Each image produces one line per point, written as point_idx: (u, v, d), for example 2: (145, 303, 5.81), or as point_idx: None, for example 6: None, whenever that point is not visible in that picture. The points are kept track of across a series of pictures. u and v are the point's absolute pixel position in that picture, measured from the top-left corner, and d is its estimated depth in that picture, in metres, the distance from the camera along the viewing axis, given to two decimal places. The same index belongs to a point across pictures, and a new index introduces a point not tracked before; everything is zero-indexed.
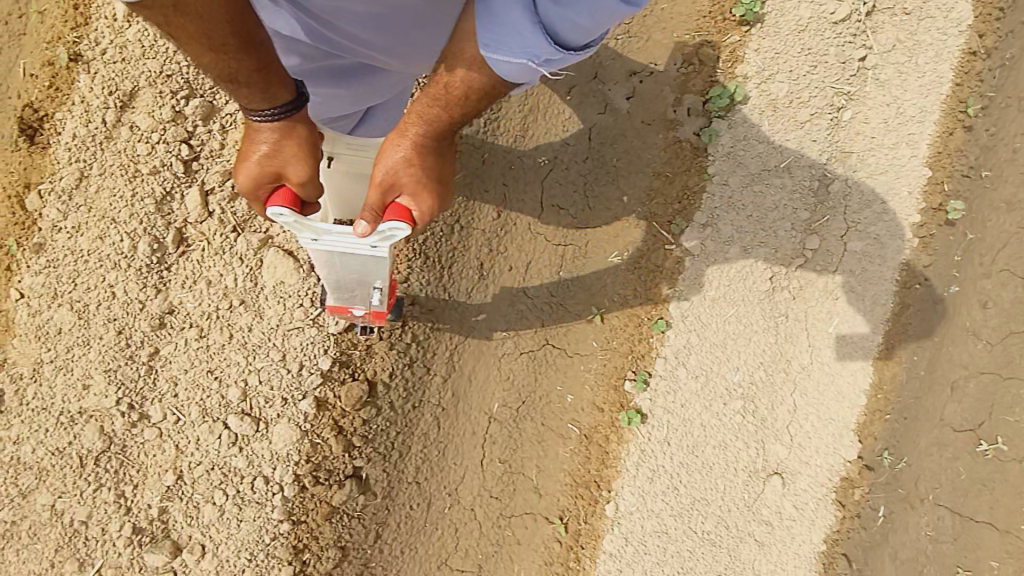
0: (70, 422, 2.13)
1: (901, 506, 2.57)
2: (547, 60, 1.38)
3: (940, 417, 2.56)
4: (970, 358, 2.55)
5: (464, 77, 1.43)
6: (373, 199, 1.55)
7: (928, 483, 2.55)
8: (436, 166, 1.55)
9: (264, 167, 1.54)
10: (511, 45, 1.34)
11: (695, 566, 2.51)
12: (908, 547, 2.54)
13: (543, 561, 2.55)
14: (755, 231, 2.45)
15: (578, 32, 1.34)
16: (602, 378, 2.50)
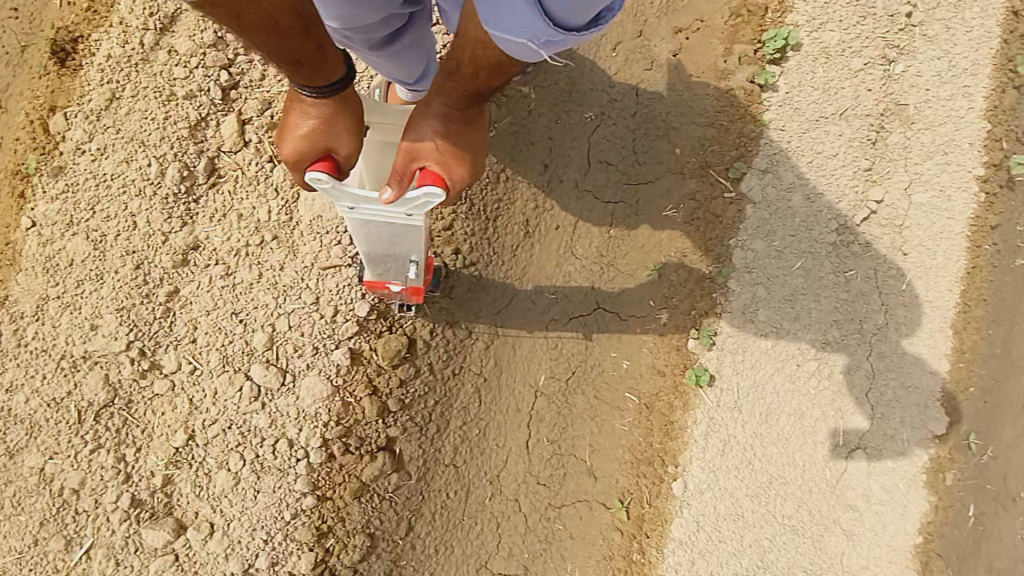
0: (72, 369, 1.89)
1: (992, 509, 2.25)
2: (549, 43, 1.10)
3: (1022, 404, 2.29)
4: None
5: (471, 55, 1.24)
6: (400, 166, 1.37)
7: (1018, 481, 2.24)
8: (469, 133, 1.40)
9: (309, 144, 1.38)
10: (504, 19, 1.07)
11: (777, 557, 2.16)
12: (1003, 556, 2.21)
13: (601, 557, 2.20)
14: (817, 178, 2.35)
15: (580, 11, 1.03)
16: (661, 340, 2.28)
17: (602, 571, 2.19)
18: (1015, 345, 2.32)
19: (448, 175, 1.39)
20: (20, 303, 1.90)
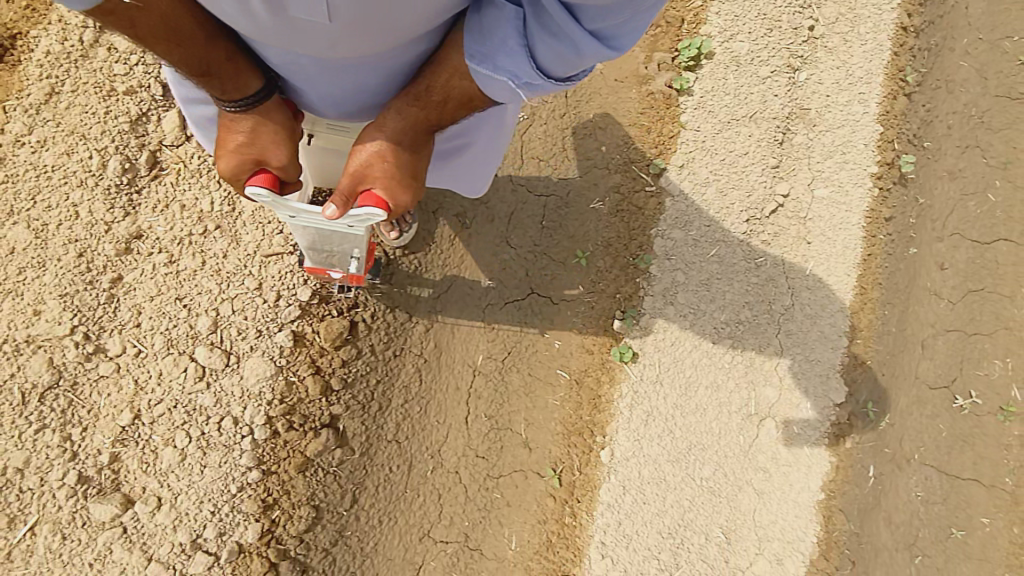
0: (14, 353, 1.93)
1: (890, 468, 2.60)
2: (527, 84, 1.28)
3: (916, 375, 2.65)
4: (936, 317, 2.70)
5: (443, 84, 1.37)
6: (346, 188, 1.50)
7: (912, 442, 2.61)
8: (411, 163, 1.50)
9: (243, 156, 1.48)
10: (495, 59, 1.24)
11: (696, 514, 2.40)
12: (900, 510, 2.57)
13: (536, 521, 2.38)
14: (729, 174, 2.58)
15: (564, 65, 1.24)
16: (589, 320, 2.48)
17: (536, 535, 2.36)
18: (908, 325, 2.69)
19: (392, 198, 1.51)
20: None
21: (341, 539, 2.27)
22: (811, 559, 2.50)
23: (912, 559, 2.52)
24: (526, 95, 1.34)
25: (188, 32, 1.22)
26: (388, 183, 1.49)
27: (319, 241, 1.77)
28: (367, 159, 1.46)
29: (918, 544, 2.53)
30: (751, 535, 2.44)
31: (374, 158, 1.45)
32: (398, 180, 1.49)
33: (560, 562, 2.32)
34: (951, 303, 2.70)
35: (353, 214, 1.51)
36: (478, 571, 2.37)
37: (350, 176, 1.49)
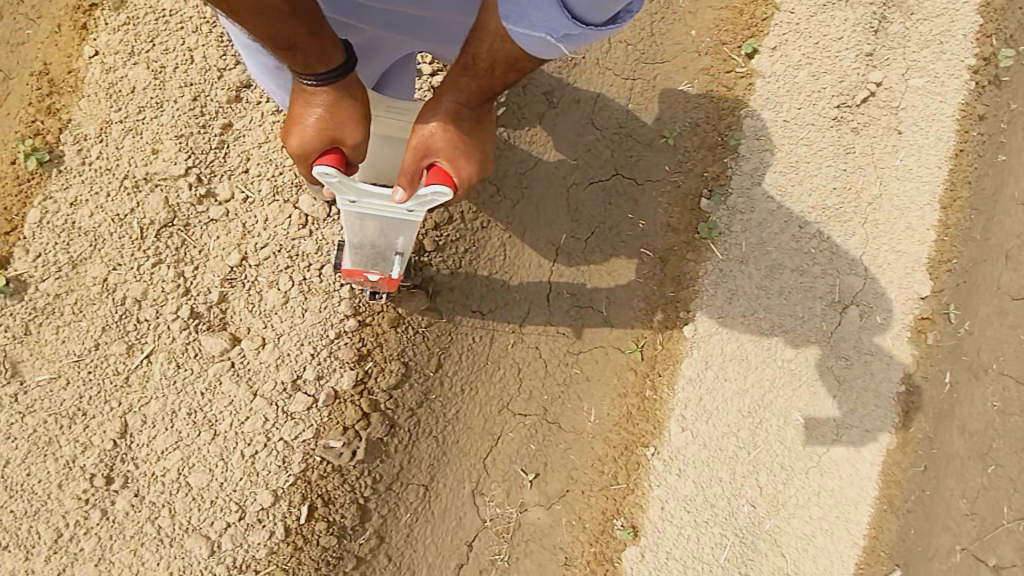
0: (135, 188, 2.04)
1: (966, 377, 2.56)
2: (565, 37, 1.23)
3: (997, 285, 2.59)
4: (1023, 228, 2.61)
5: (487, 49, 1.35)
6: (410, 166, 1.47)
7: (991, 352, 2.56)
8: (472, 135, 1.49)
9: (316, 136, 1.43)
10: (528, 15, 1.21)
11: (777, 395, 2.41)
12: (976, 419, 2.54)
13: (616, 395, 2.41)
14: (823, 59, 2.54)
15: (596, 10, 1.16)
16: (675, 201, 2.48)
17: (617, 408, 2.40)
18: (993, 235, 2.61)
19: (457, 172, 1.48)
20: (83, 126, 2.04)
21: (427, 401, 2.31)
22: (887, 449, 2.50)
23: (986, 467, 2.51)
24: (569, 49, 1.29)
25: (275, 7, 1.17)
26: (451, 156, 1.46)
27: (371, 232, 1.68)
28: (428, 132, 1.46)
29: (992, 454, 2.51)
30: (830, 423, 2.45)
31: (436, 130, 1.45)
32: (460, 151, 1.48)
33: (641, 434, 2.35)
34: None
35: (420, 193, 1.46)
36: (558, 442, 2.42)
37: (413, 155, 1.48)
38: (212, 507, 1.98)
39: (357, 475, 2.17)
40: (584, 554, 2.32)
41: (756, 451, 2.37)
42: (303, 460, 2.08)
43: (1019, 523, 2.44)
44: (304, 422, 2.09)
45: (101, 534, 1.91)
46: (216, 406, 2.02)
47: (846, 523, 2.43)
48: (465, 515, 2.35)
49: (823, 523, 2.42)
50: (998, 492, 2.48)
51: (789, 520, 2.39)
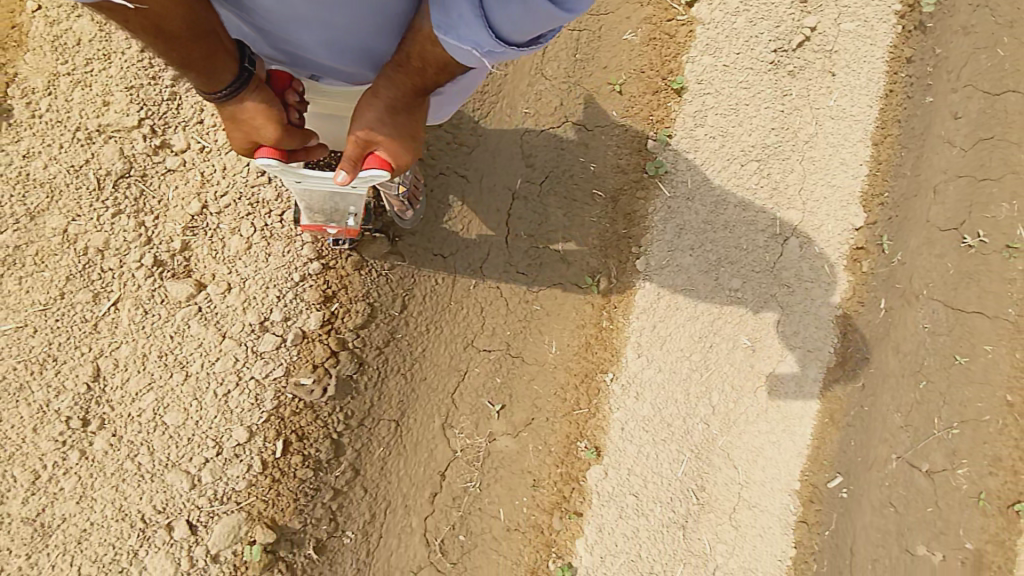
0: (88, 140, 2.07)
1: (899, 303, 2.73)
2: (489, 52, 1.28)
3: (927, 219, 2.75)
4: (948, 165, 2.77)
5: (420, 49, 1.37)
6: (351, 154, 1.54)
7: (921, 280, 2.73)
8: (409, 123, 1.55)
9: (240, 139, 1.56)
10: (458, 28, 1.25)
11: (725, 321, 2.59)
12: (908, 340, 2.72)
13: (575, 326, 2.55)
14: (759, 6, 2.66)
15: (522, 33, 1.21)
16: (624, 143, 2.59)
17: (576, 339, 2.54)
18: (921, 171, 2.77)
19: (397, 159, 1.57)
20: (30, 79, 2.05)
21: (393, 341, 2.43)
22: (827, 367, 2.72)
23: (918, 383, 2.70)
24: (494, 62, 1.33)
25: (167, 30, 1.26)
26: (391, 147, 1.54)
27: (321, 200, 1.86)
28: (369, 123, 1.51)
29: (923, 371, 2.70)
30: (774, 345, 2.64)
31: (376, 121, 1.50)
32: (402, 141, 1.55)
33: (599, 361, 2.51)
34: (963, 151, 2.76)
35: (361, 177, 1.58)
36: (522, 374, 2.56)
37: (353, 142, 1.53)
38: (189, 443, 2.11)
39: (329, 411, 2.31)
40: (551, 475, 2.50)
41: (708, 372, 2.57)
42: (276, 397, 2.21)
43: (948, 431, 2.64)
44: (274, 361, 2.21)
45: (80, 473, 2.03)
46: (186, 349, 2.12)
47: (790, 434, 2.66)
48: (436, 447, 2.53)
49: (770, 436, 2.64)
50: (929, 405, 2.68)
51: (738, 435, 2.61)
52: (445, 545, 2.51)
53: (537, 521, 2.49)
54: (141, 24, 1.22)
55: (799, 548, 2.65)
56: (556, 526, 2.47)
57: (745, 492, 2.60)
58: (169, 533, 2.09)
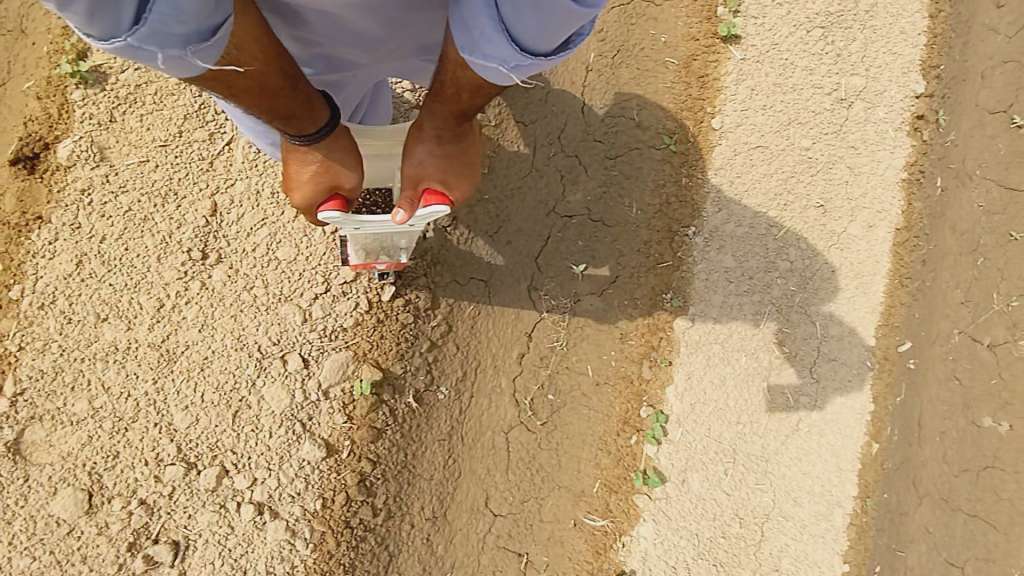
0: None
1: (954, 183, 2.77)
2: (517, 66, 1.27)
3: (975, 103, 2.77)
4: (995, 50, 2.78)
5: (451, 79, 1.41)
6: (407, 192, 1.63)
7: (975, 160, 2.74)
8: (458, 150, 1.61)
9: (317, 185, 1.55)
10: (481, 47, 1.24)
11: (798, 180, 2.74)
12: (964, 219, 2.73)
13: (654, 186, 2.67)
14: None
15: (545, 38, 1.19)
16: (693, 13, 2.73)
17: (655, 200, 2.67)
18: (969, 57, 2.82)
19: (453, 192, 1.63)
20: None
21: (482, 201, 2.61)
22: (895, 228, 2.82)
23: (974, 261, 2.69)
24: (525, 76, 1.32)
25: (275, 86, 1.32)
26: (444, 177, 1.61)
27: (375, 241, 1.93)
28: (418, 160, 1.60)
29: (980, 249, 2.68)
30: (845, 204, 2.78)
31: (422, 157, 1.59)
32: (452, 173, 1.62)
33: (679, 217, 2.64)
34: (1009, 37, 2.75)
35: (418, 214, 1.62)
36: (604, 236, 2.66)
37: (408, 181, 1.64)
38: (300, 278, 2.22)
39: (426, 263, 2.46)
40: (637, 328, 2.59)
41: (785, 227, 2.71)
42: None
43: (1008, 303, 2.60)
44: None
45: (201, 302, 2.12)
46: None
47: (862, 290, 2.78)
48: (523, 309, 2.60)
49: (844, 294, 2.76)
50: (987, 281, 2.65)
51: (816, 293, 2.73)
52: (534, 404, 2.58)
53: (626, 372, 2.57)
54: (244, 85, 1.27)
55: (876, 404, 2.75)
56: (645, 376, 2.55)
57: (824, 347, 2.72)
58: (283, 365, 2.17)
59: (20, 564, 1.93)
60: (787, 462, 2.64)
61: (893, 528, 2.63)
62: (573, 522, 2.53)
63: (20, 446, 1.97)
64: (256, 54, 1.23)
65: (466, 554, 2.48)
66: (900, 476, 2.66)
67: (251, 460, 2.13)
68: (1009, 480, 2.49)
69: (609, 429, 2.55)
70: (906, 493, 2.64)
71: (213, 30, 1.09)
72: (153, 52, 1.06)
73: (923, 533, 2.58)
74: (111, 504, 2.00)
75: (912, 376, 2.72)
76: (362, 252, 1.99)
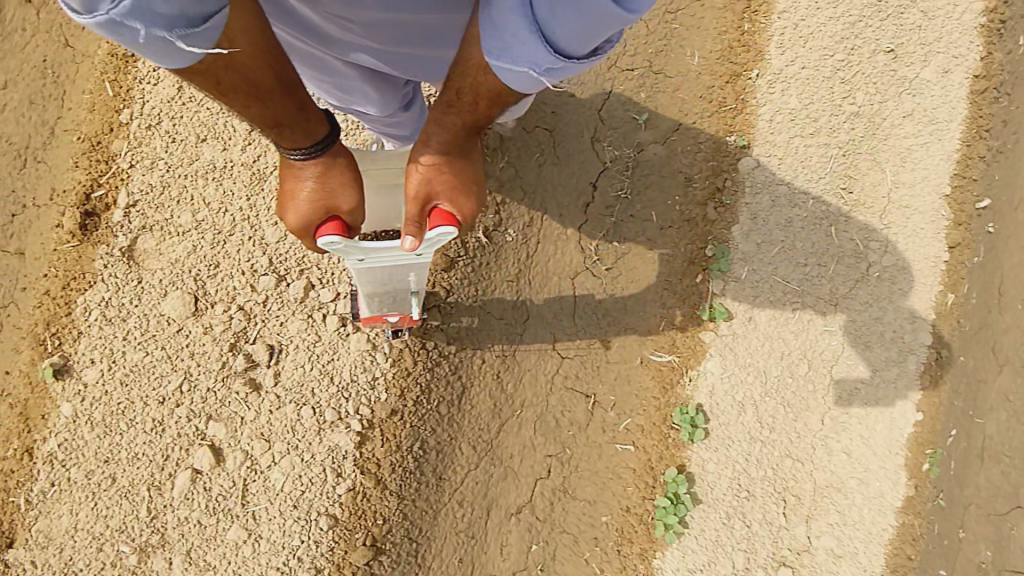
0: None
1: None
2: (548, 71, 1.23)
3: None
4: None
5: (470, 84, 1.36)
6: (413, 212, 1.58)
7: None
8: (465, 169, 1.55)
9: (313, 205, 1.52)
10: (512, 50, 1.21)
11: (867, 24, 2.74)
12: None
13: (716, 34, 2.74)
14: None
15: (584, 41, 1.17)
16: None
17: (718, 45, 2.72)
18: None
19: (459, 210, 1.58)
20: None
21: None
22: (973, 75, 2.77)
23: None
24: (554, 83, 1.29)
25: (261, 81, 1.29)
26: (452, 197, 1.56)
27: (383, 280, 1.87)
28: (424, 177, 1.53)
29: None
30: (917, 49, 2.76)
31: (430, 175, 1.52)
32: (460, 191, 1.56)
33: (744, 60, 2.68)
34: None
35: (428, 237, 1.60)
36: (666, 86, 2.72)
37: (414, 202, 1.57)
38: None
39: None
40: (701, 170, 2.64)
41: (853, 71, 2.71)
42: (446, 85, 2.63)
43: None
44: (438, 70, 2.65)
45: None
46: None
47: (936, 138, 2.73)
48: (586, 160, 2.70)
49: (917, 139, 2.72)
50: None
51: (885, 138, 2.71)
52: (600, 252, 2.64)
53: (691, 214, 2.62)
54: (233, 79, 1.24)
55: (952, 255, 2.68)
56: (710, 217, 2.60)
57: (895, 195, 2.68)
58: None
59: (136, 356, 2.15)
60: (857, 307, 2.64)
61: (969, 396, 2.55)
62: (640, 360, 2.58)
63: (132, 252, 2.18)
64: (246, 49, 1.20)
65: (535, 394, 2.58)
66: (977, 340, 2.58)
67: (334, 277, 2.29)
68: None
69: (674, 270, 2.61)
70: (986, 360, 2.54)
71: (207, 17, 1.07)
72: (137, 29, 1.01)
73: (1002, 402, 2.47)
74: (214, 308, 2.20)
75: (990, 240, 2.62)
76: (372, 293, 1.95)
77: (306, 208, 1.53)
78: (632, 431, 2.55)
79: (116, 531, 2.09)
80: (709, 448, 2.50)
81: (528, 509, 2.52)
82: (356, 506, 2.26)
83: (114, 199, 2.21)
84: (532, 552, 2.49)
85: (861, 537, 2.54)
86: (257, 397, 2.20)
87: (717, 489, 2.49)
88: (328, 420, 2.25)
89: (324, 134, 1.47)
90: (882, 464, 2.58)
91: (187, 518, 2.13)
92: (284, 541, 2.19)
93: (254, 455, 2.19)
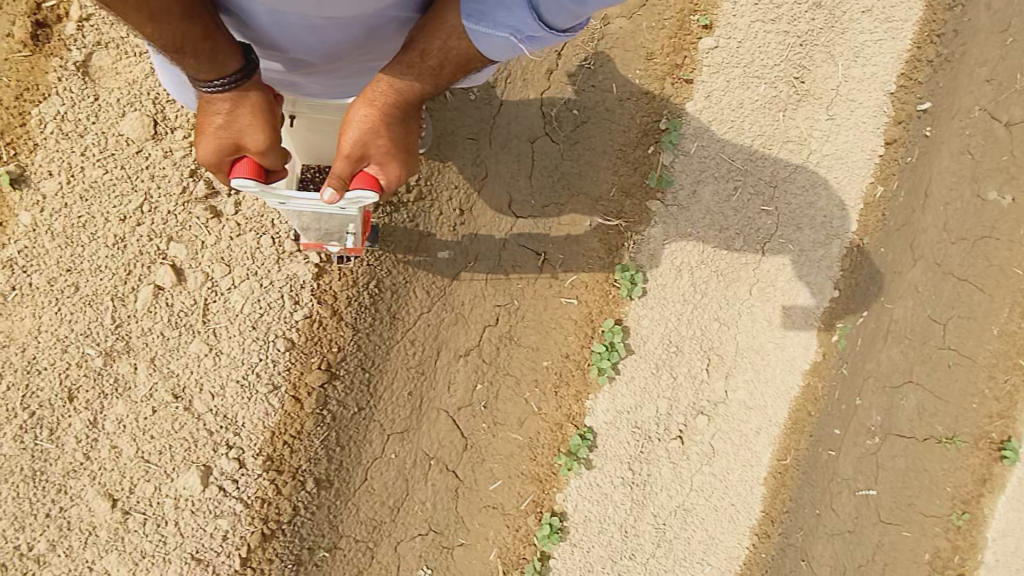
0: None
1: None
2: (527, 38, 1.35)
3: None
4: None
5: (438, 48, 1.41)
6: (341, 170, 1.58)
7: None
8: (402, 136, 1.57)
9: (221, 136, 1.53)
10: (494, 15, 1.32)
11: None
12: None
13: None
14: None
15: (565, 17, 1.30)
16: None
17: None
18: None
19: (385, 175, 1.62)
20: None
21: None
22: None
23: (1005, 40, 2.85)
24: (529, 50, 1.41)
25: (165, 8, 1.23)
26: (381, 161, 1.58)
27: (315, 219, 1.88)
28: (361, 139, 1.53)
29: (1012, 28, 2.84)
30: None
31: (367, 137, 1.52)
32: (392, 157, 1.59)
33: None
34: None
35: (350, 195, 1.63)
36: None
37: (346, 158, 1.56)
38: None
39: None
40: (663, 46, 2.71)
41: None
42: None
43: None
44: None
45: None
46: None
47: (888, 34, 2.84)
48: None
49: (873, 35, 2.83)
50: (1013, 61, 2.84)
51: (841, 32, 2.81)
52: (559, 118, 2.70)
53: (649, 88, 2.71)
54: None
55: (887, 149, 2.86)
56: (667, 92, 2.71)
57: (844, 87, 2.82)
58: None
59: (96, 173, 2.21)
60: (795, 191, 2.82)
61: (883, 283, 2.87)
62: (590, 223, 2.72)
63: (88, 68, 2.21)
64: None
65: (488, 249, 2.67)
66: (898, 239, 2.88)
67: None
68: (1001, 248, 2.85)
69: (629, 141, 2.72)
70: (903, 255, 2.89)
71: None
72: None
73: (911, 291, 2.88)
74: (174, 133, 2.26)
75: (924, 142, 2.86)
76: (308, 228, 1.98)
77: (214, 141, 1.54)
78: (576, 287, 2.72)
79: (82, 335, 2.22)
80: (645, 305, 2.72)
81: (475, 352, 2.68)
82: (313, 332, 2.41)
83: (67, 11, 2.21)
84: (476, 390, 2.68)
85: (770, 392, 2.85)
86: (217, 223, 2.30)
87: (649, 342, 2.73)
88: (288, 251, 2.36)
89: (234, 67, 1.42)
90: (797, 332, 2.86)
91: (150, 329, 2.26)
92: (244, 357, 2.34)
93: (214, 277, 2.30)
